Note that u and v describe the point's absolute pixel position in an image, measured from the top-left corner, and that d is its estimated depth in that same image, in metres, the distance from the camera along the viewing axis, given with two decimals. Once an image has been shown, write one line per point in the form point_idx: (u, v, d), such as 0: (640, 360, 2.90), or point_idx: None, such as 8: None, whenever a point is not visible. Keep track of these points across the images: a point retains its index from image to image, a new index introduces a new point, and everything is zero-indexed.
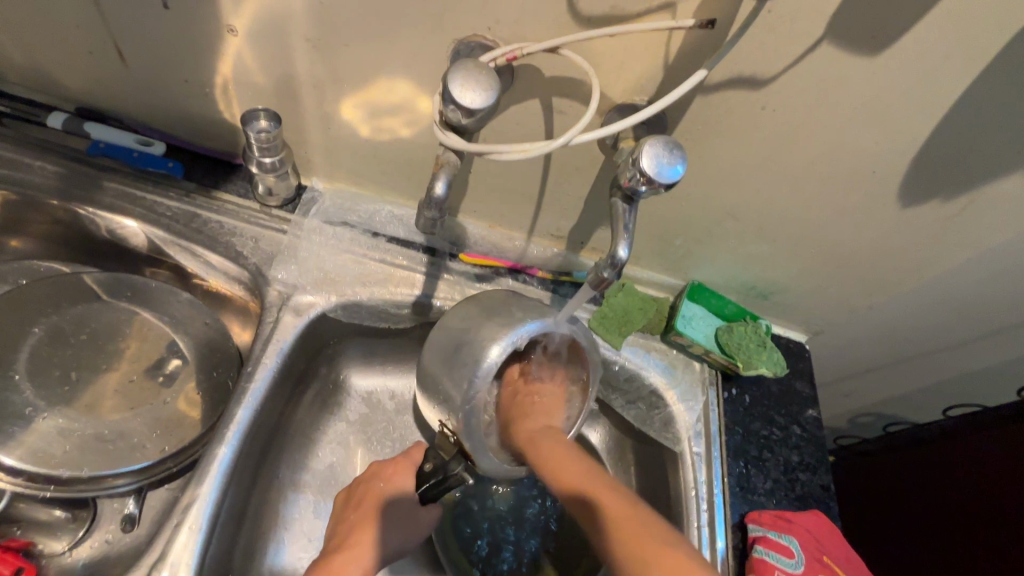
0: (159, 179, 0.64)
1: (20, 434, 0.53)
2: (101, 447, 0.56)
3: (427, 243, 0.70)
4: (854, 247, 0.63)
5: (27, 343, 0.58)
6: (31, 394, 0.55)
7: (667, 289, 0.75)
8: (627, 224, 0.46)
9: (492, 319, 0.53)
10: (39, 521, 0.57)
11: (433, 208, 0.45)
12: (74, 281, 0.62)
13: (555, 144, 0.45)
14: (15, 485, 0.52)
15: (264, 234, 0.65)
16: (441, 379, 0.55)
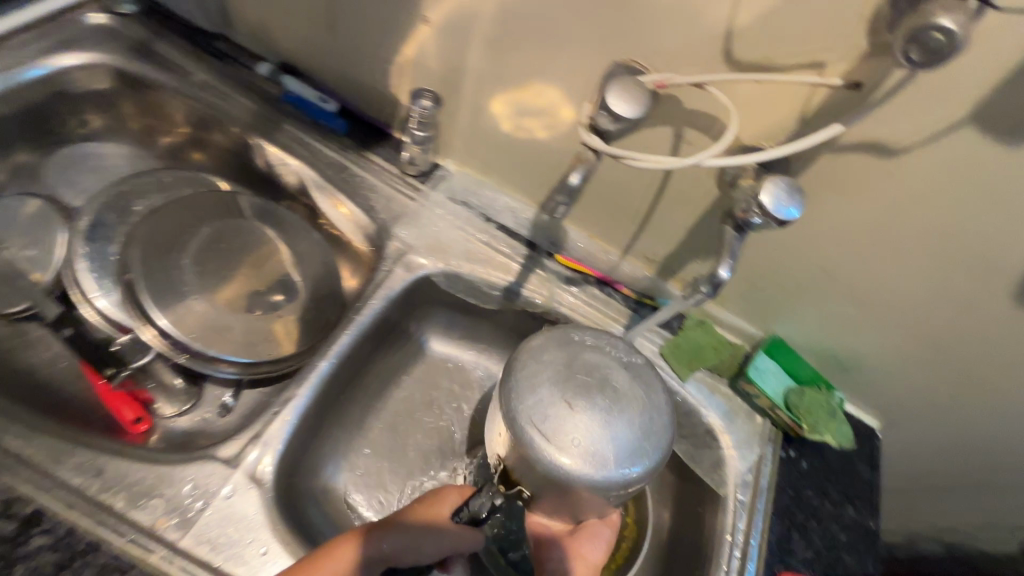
0: (325, 131, 0.75)
1: (174, 306, 0.63)
2: (225, 335, 0.65)
3: (530, 237, 0.76)
4: (952, 337, 0.62)
5: (196, 236, 0.69)
6: (189, 276, 0.66)
7: (745, 338, 0.76)
8: (733, 250, 0.48)
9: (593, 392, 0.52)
10: (166, 384, 0.66)
11: (564, 195, 0.50)
12: (235, 198, 0.73)
13: (687, 162, 0.49)
14: (160, 345, 0.62)
15: (396, 196, 0.74)
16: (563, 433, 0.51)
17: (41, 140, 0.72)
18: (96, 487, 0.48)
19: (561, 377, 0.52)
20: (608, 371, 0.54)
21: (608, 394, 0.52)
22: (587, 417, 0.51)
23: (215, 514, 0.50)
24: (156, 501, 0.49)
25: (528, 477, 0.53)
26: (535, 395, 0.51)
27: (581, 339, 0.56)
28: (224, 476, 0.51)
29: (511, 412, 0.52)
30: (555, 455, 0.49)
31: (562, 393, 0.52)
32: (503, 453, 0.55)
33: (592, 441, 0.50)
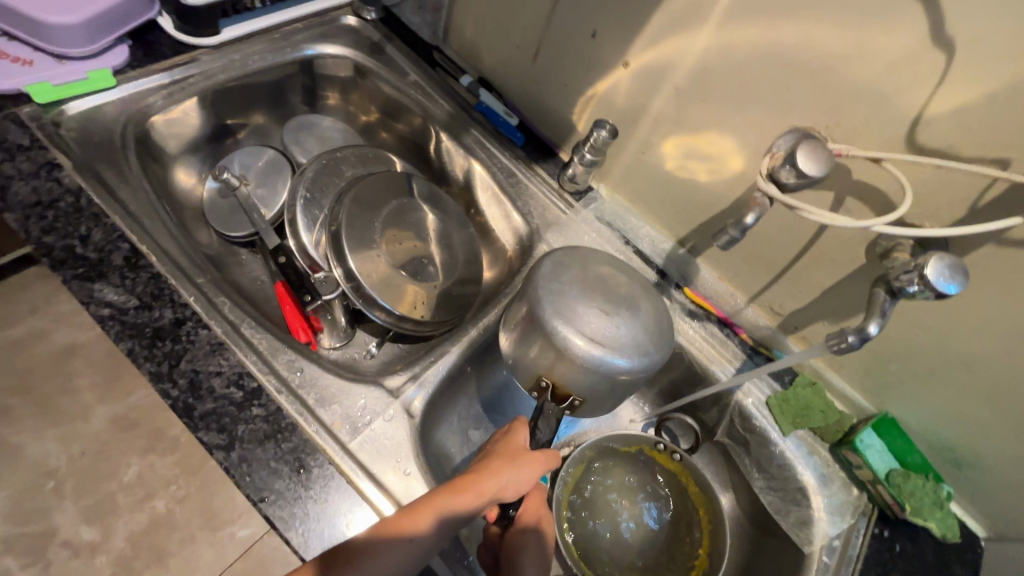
0: (504, 140, 0.87)
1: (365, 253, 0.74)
2: (393, 288, 0.74)
3: (662, 266, 0.82)
4: None
5: (390, 202, 0.79)
6: (378, 234, 0.76)
7: (855, 409, 0.77)
8: (884, 311, 0.52)
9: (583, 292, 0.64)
10: (332, 320, 0.76)
11: (738, 230, 0.56)
12: (408, 177, 0.82)
13: (862, 224, 0.54)
14: (345, 285, 0.72)
15: (551, 206, 0.84)
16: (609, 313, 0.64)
17: (284, 107, 0.89)
18: (296, 382, 0.59)
19: (592, 301, 0.63)
20: (602, 275, 0.66)
21: (625, 301, 0.65)
22: (617, 324, 0.63)
23: (378, 429, 0.59)
24: (335, 406, 0.59)
25: (576, 382, 0.63)
26: (579, 319, 0.62)
27: (569, 258, 0.67)
28: (387, 402, 0.61)
29: (560, 339, 0.61)
30: (616, 331, 0.62)
31: (597, 311, 0.63)
32: (545, 368, 0.64)
33: (627, 340, 0.62)
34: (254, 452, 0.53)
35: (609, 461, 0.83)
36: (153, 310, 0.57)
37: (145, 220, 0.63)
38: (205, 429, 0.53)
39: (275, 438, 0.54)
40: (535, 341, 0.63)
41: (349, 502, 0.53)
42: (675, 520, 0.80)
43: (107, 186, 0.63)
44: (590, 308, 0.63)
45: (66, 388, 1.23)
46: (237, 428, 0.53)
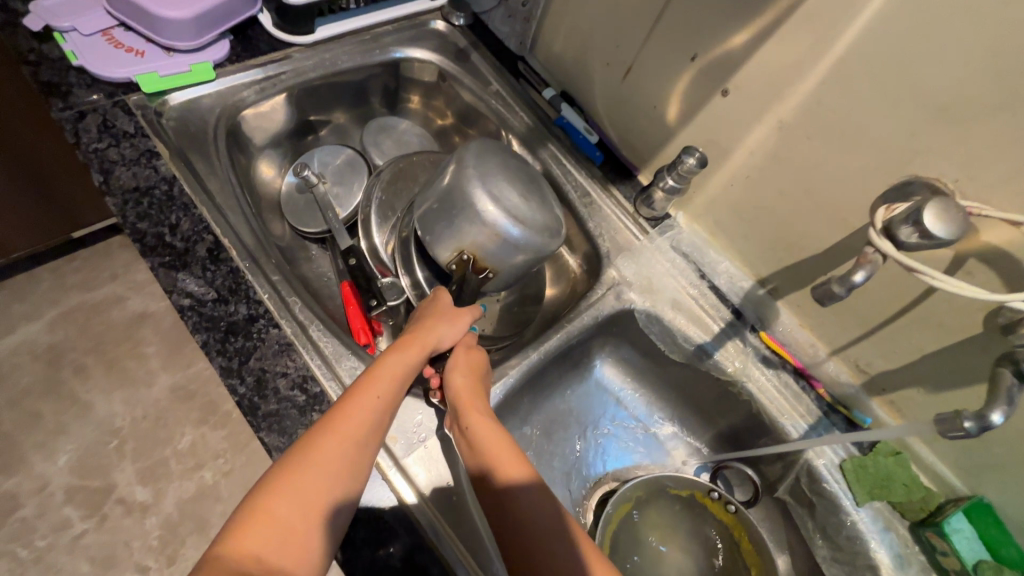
0: (582, 158, 0.84)
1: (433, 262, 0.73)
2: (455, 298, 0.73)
3: (738, 306, 0.78)
4: None
5: None
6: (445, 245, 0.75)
7: (943, 487, 0.70)
8: (1011, 396, 0.46)
9: (509, 178, 0.68)
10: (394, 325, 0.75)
11: (845, 287, 0.50)
12: None
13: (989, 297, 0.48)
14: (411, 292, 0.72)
15: (624, 230, 0.81)
16: (504, 193, 0.66)
17: (365, 107, 0.90)
18: None
19: (511, 182, 0.67)
20: (523, 170, 0.70)
21: (541, 201, 0.69)
22: (531, 210, 0.67)
23: None
24: None
25: (493, 256, 0.66)
26: (504, 198, 0.65)
27: (509, 158, 0.70)
28: None
29: (483, 212, 0.64)
30: (517, 214, 0.65)
31: (517, 194, 0.67)
32: (467, 241, 0.66)
33: (538, 225, 0.66)
34: None
35: (657, 502, 0.79)
36: (229, 304, 0.58)
37: (229, 212, 0.65)
38: (266, 430, 0.53)
39: None
40: (453, 219, 0.66)
41: None
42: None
43: (198, 175, 0.65)
44: (502, 186, 0.66)
45: (134, 354, 1.30)
46: (297, 433, 0.53)
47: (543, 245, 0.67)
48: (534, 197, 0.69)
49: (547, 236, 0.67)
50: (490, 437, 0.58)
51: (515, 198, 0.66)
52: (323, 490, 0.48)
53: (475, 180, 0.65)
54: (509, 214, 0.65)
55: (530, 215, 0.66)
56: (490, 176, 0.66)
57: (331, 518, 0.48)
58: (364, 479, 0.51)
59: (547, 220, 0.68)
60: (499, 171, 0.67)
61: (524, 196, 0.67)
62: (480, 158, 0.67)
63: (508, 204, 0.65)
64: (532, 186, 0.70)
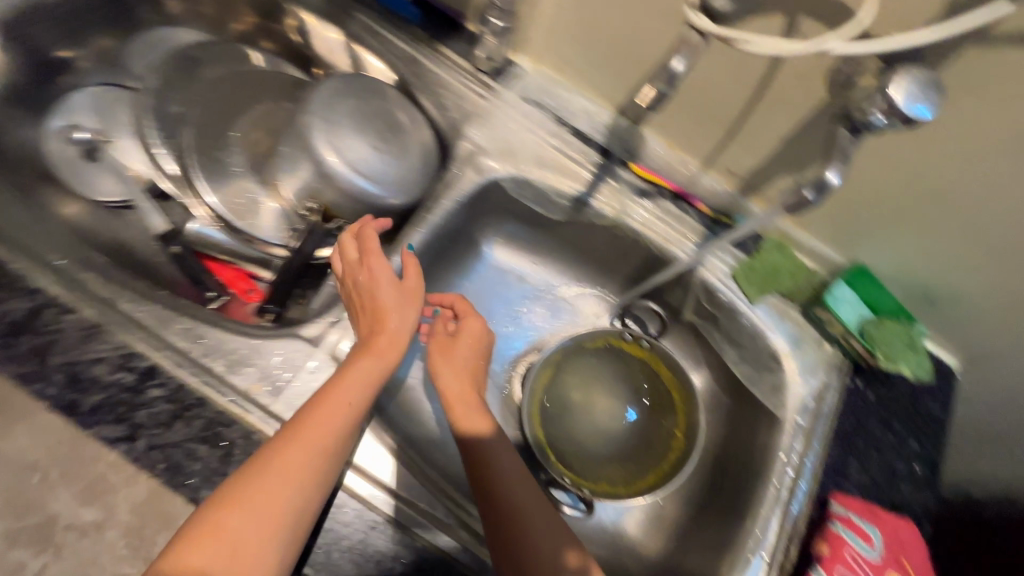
0: (398, 21, 0.72)
1: (224, 180, 0.68)
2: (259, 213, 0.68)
3: (604, 144, 0.72)
4: None
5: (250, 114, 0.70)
6: (241, 158, 0.69)
7: (825, 264, 0.72)
8: (848, 153, 0.43)
9: (360, 117, 0.63)
10: (254, 261, 0.69)
11: None
12: (277, 79, 0.73)
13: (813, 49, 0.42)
14: (213, 224, 0.68)
15: (467, 94, 0.72)
16: (355, 142, 0.62)
17: (125, 23, 0.73)
18: (200, 351, 0.52)
19: (363, 129, 0.63)
20: (385, 109, 0.66)
21: (398, 144, 0.65)
22: (387, 161, 0.64)
23: (303, 385, 0.53)
24: (251, 369, 0.53)
25: (342, 209, 0.65)
26: (349, 147, 0.61)
27: (364, 93, 0.65)
28: (309, 353, 0.55)
29: (326, 166, 0.61)
30: (362, 166, 0.62)
31: (368, 143, 0.63)
32: (317, 192, 0.64)
33: (388, 176, 0.63)
34: (162, 437, 0.47)
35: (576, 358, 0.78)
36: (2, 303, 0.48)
37: None
38: (100, 423, 0.47)
39: (184, 417, 0.48)
40: (304, 168, 0.63)
41: None
42: (653, 405, 0.76)
43: None
44: (351, 132, 0.62)
45: None
46: (136, 415, 0.48)
47: (394, 198, 0.65)
48: (393, 144, 0.65)
49: (400, 189, 0.65)
50: (467, 413, 0.60)
51: (366, 147, 0.63)
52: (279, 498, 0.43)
53: (320, 131, 0.61)
54: (356, 166, 0.61)
55: (381, 169, 0.63)
56: (340, 123, 0.62)
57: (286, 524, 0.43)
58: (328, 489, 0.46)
59: (404, 170, 0.65)
60: (349, 113, 0.63)
61: (379, 145, 0.63)
62: (332, 101, 0.63)
63: (353, 154, 0.61)
64: (392, 129, 0.66)
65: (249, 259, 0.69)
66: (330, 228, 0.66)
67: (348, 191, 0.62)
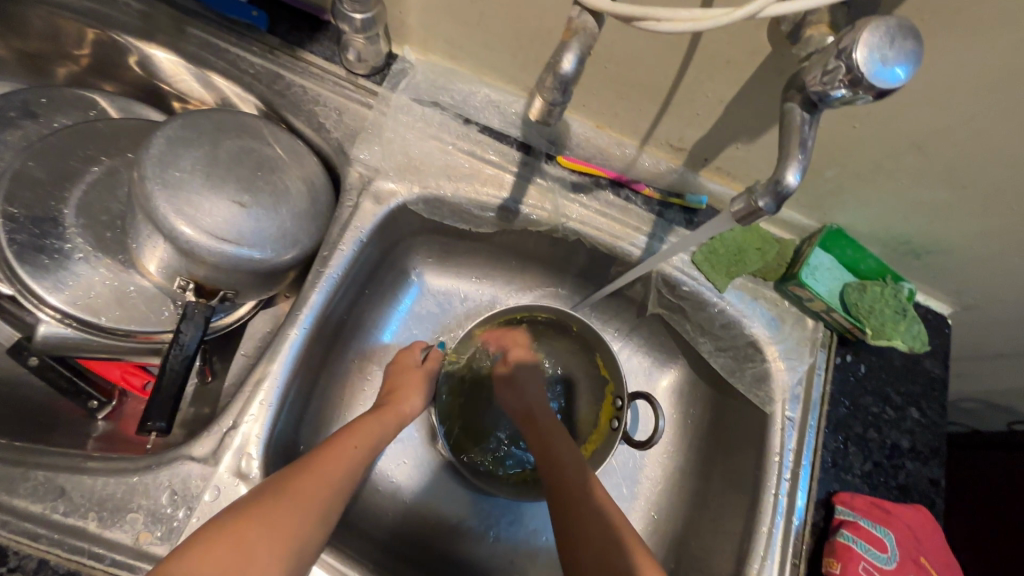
0: (244, 31, 0.59)
1: (62, 269, 0.54)
2: (122, 300, 0.56)
3: (523, 138, 0.61)
4: None
5: (85, 179, 0.57)
6: (82, 235, 0.56)
7: (794, 230, 0.64)
8: (804, 140, 0.34)
9: (213, 165, 0.51)
10: (136, 356, 0.58)
11: (556, 87, 0.36)
12: (111, 126, 0.60)
13: (740, 14, 0.33)
14: (66, 328, 0.55)
15: (348, 106, 0.59)
16: (212, 200, 0.50)
17: None
18: (62, 509, 0.42)
19: (218, 183, 0.51)
20: (245, 147, 0.53)
21: (270, 189, 0.53)
22: (258, 216, 0.52)
23: (203, 520, 0.44)
24: (135, 515, 0.43)
25: (219, 280, 0.53)
26: (203, 209, 0.49)
27: (214, 134, 0.53)
28: (205, 476, 0.45)
29: (180, 240, 0.49)
30: (225, 230, 0.50)
31: (229, 199, 0.51)
32: (184, 268, 0.53)
33: (262, 234, 0.52)
34: None
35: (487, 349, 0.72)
36: None
37: None
38: None
39: None
40: (160, 243, 0.52)
41: None
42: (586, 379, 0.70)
43: None
44: (205, 190, 0.50)
45: None
46: None
47: (280, 258, 0.53)
48: (264, 192, 0.53)
49: (286, 246, 0.53)
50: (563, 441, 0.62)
51: (229, 203, 0.51)
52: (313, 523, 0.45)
53: (163, 197, 0.49)
54: (219, 231, 0.50)
55: (253, 228, 0.51)
56: (187, 181, 0.50)
57: (310, 540, 0.44)
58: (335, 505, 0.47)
59: (285, 222, 0.53)
60: (198, 166, 0.50)
61: (244, 198, 0.51)
62: (172, 155, 0.50)
63: (212, 217, 0.50)
64: (259, 173, 0.53)
65: (129, 354, 0.58)
66: (213, 304, 0.55)
67: (217, 262, 0.51)
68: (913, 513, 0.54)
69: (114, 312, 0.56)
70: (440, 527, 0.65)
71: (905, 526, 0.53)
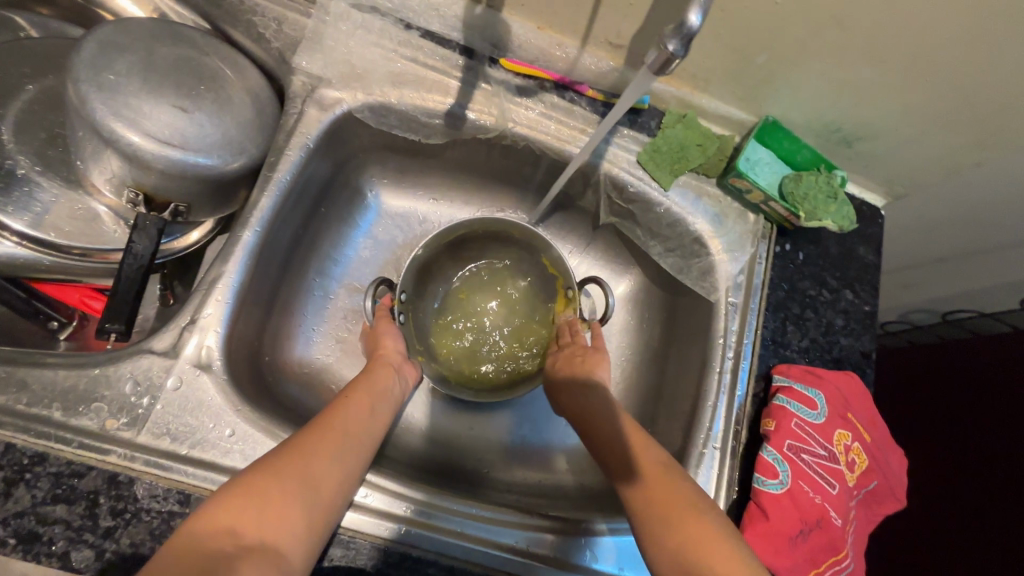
0: None
1: (10, 188, 0.55)
2: (76, 218, 0.57)
3: (466, 43, 0.62)
4: (969, 78, 0.52)
5: (22, 97, 0.56)
6: (24, 154, 0.55)
7: (734, 127, 0.66)
8: None
9: (148, 69, 0.51)
10: (94, 275, 0.59)
11: None
12: (42, 44, 0.58)
13: None
14: (21, 247, 0.55)
15: (287, 15, 0.59)
16: (150, 104, 0.50)
17: None
18: (26, 400, 0.44)
19: (156, 87, 0.50)
20: (181, 53, 0.53)
21: (211, 95, 0.53)
22: (200, 121, 0.52)
23: (167, 407, 0.46)
24: (100, 404, 0.45)
25: (168, 191, 0.54)
26: (141, 113, 0.49)
27: (147, 39, 0.52)
28: (166, 367, 0.47)
29: (123, 146, 0.49)
30: (166, 134, 0.50)
31: (169, 103, 0.51)
32: (132, 178, 0.53)
33: (206, 139, 0.52)
34: (2, 510, 0.40)
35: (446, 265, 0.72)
36: None
37: None
38: None
39: (24, 481, 0.41)
40: (103, 152, 0.51)
41: (162, 501, 0.43)
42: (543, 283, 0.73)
43: None
44: (143, 95, 0.50)
45: None
46: None
47: (228, 165, 0.54)
48: (204, 97, 0.52)
49: (232, 153, 0.54)
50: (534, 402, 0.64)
51: (169, 107, 0.50)
52: (329, 467, 0.44)
53: (99, 101, 0.48)
54: (161, 135, 0.50)
55: (196, 133, 0.51)
56: (123, 85, 0.49)
57: (328, 479, 0.43)
58: (351, 453, 0.46)
59: (229, 128, 0.53)
60: (133, 71, 0.50)
61: (183, 102, 0.51)
62: (105, 59, 0.50)
63: (151, 121, 0.50)
64: (197, 79, 0.53)
65: (88, 275, 0.59)
66: (166, 216, 0.55)
67: (163, 168, 0.51)
68: (842, 376, 0.59)
69: (65, 229, 0.56)
70: (412, 433, 0.67)
71: (838, 386, 0.58)
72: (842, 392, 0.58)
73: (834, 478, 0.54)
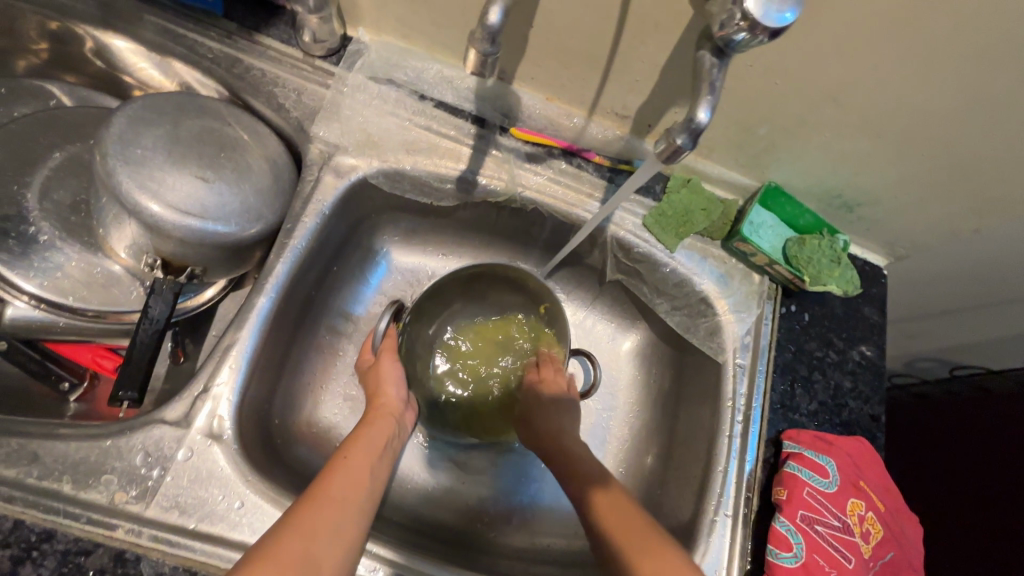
0: (201, 17, 0.61)
1: (30, 254, 0.56)
2: (93, 281, 0.58)
3: (477, 112, 0.64)
4: (963, 152, 0.54)
5: (48, 164, 0.58)
6: (46, 220, 0.57)
7: (738, 191, 0.68)
8: (713, 82, 0.38)
9: (172, 142, 0.53)
10: (107, 336, 0.60)
11: (484, 38, 0.40)
12: (69, 113, 0.61)
13: None
14: (37, 310, 0.56)
15: (306, 86, 0.62)
16: (173, 175, 0.52)
17: None
18: (37, 473, 0.44)
19: (180, 160, 0.52)
20: (205, 125, 0.55)
21: (231, 164, 0.55)
22: (221, 190, 0.53)
23: (177, 479, 0.46)
24: (109, 477, 0.45)
25: (185, 256, 0.55)
26: (164, 183, 0.51)
27: (172, 113, 0.54)
28: (177, 438, 0.47)
29: (146, 216, 0.51)
30: (187, 204, 0.51)
31: (192, 174, 0.52)
32: (151, 245, 0.54)
33: (225, 207, 0.53)
34: None
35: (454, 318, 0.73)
36: None
37: None
38: None
39: (31, 558, 0.41)
40: (126, 220, 0.53)
41: None
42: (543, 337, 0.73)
43: None
44: (166, 168, 0.52)
45: None
46: None
47: (245, 232, 0.55)
48: (225, 167, 0.54)
49: (250, 219, 0.55)
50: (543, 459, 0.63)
51: (191, 178, 0.52)
52: (328, 539, 0.43)
53: (125, 173, 0.50)
54: (181, 205, 0.51)
55: (216, 202, 0.53)
56: (148, 158, 0.51)
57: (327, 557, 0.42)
58: (351, 525, 0.45)
59: (247, 196, 0.55)
60: (159, 144, 0.52)
61: (204, 173, 0.53)
62: (132, 133, 0.52)
63: (174, 191, 0.51)
64: (219, 149, 0.54)
65: (100, 337, 0.59)
66: (182, 280, 0.56)
67: (182, 236, 0.52)
68: (856, 443, 0.59)
69: (82, 292, 0.57)
70: (419, 495, 0.66)
71: (850, 453, 0.58)
72: (856, 460, 0.58)
73: (849, 551, 0.53)
